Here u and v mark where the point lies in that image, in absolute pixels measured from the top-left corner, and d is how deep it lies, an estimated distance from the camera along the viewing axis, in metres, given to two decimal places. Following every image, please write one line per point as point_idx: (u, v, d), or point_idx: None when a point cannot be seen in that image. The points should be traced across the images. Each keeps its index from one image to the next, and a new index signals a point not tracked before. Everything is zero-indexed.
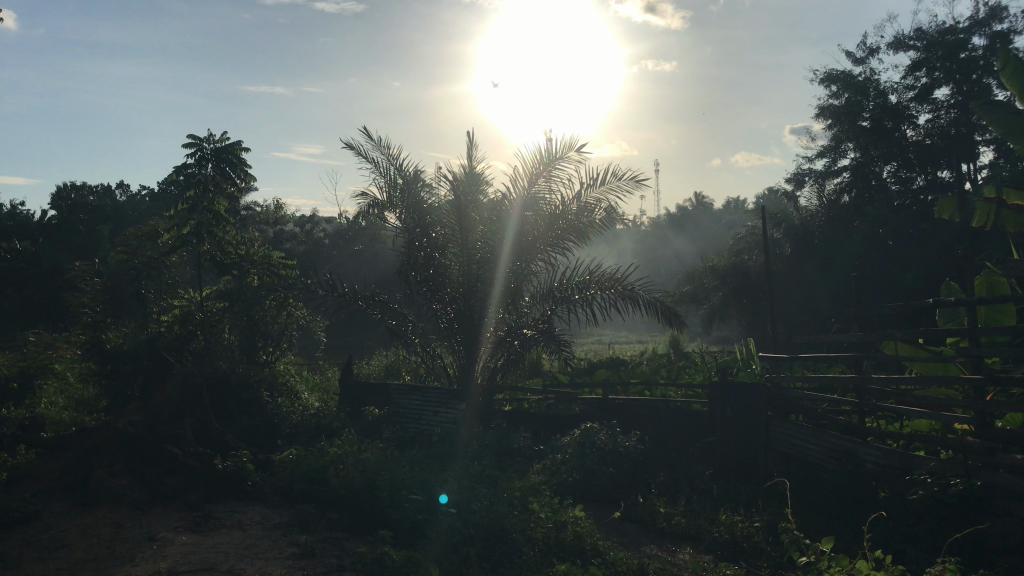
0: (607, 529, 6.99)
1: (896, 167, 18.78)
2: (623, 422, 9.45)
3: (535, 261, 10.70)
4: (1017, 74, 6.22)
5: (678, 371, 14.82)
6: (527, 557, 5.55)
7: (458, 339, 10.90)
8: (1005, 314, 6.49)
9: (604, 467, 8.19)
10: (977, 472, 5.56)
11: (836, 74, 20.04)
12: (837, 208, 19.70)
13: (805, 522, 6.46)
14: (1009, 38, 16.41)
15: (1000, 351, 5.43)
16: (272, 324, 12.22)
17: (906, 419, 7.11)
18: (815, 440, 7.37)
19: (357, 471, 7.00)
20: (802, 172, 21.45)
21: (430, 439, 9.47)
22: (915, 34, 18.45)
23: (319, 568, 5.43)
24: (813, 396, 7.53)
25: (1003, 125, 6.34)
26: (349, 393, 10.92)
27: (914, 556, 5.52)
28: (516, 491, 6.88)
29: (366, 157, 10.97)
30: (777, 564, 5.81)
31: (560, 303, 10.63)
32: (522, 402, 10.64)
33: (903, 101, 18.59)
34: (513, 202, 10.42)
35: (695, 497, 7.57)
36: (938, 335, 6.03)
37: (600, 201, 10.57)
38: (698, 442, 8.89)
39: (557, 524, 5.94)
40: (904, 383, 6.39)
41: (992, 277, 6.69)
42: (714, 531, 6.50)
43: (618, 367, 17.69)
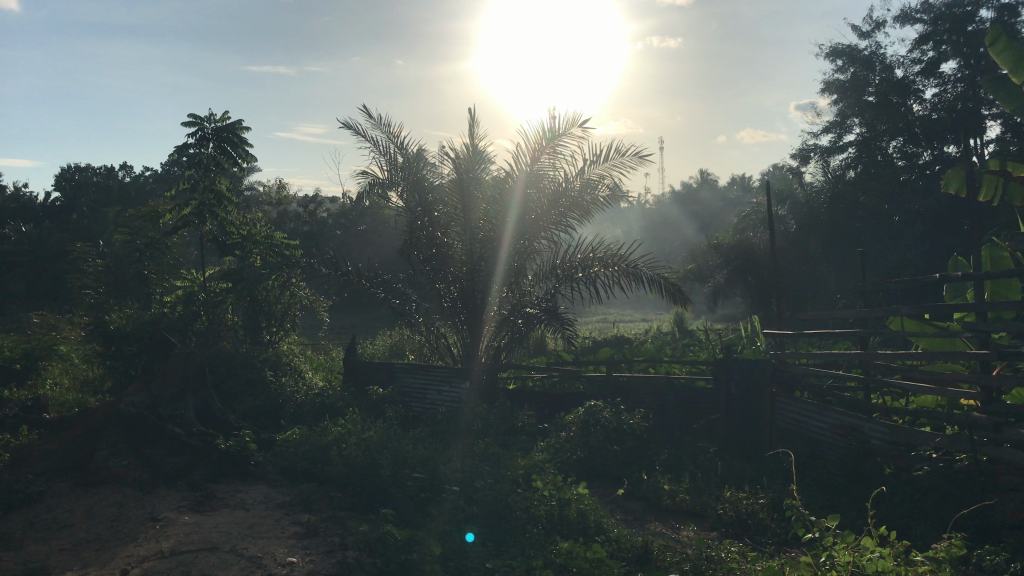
0: (611, 506, 6.96)
1: (901, 142, 18.37)
2: (628, 400, 9.43)
3: (538, 239, 10.67)
4: (1005, 51, 5.83)
5: (683, 348, 14.80)
6: (528, 534, 5.54)
7: (461, 318, 10.89)
8: (1010, 288, 6.41)
9: (608, 445, 8.19)
10: (982, 448, 5.57)
11: (841, 48, 19.86)
12: (841, 184, 19.34)
13: (809, 500, 6.44)
14: (1017, 10, 16.18)
15: (1007, 326, 5.40)
16: (276, 304, 12.21)
17: (911, 396, 7.10)
18: (818, 417, 7.33)
19: (359, 451, 6.98)
20: (807, 148, 21.29)
21: (434, 419, 9.48)
22: (922, 7, 18.19)
23: (322, 547, 5.42)
24: (817, 373, 7.51)
25: (1006, 97, 6.22)
26: (353, 372, 10.94)
27: (918, 533, 5.51)
28: (520, 469, 6.87)
29: (366, 136, 10.91)
30: (782, 542, 5.79)
31: (564, 281, 10.54)
32: (527, 381, 10.64)
33: (910, 75, 18.34)
34: (516, 179, 10.37)
35: (698, 474, 7.55)
36: (943, 311, 5.98)
37: (602, 178, 10.49)
38: (703, 419, 8.87)
39: (561, 502, 5.91)
40: (909, 358, 6.39)
41: (996, 252, 6.62)
42: (717, 508, 6.48)
43: (622, 345, 17.66)
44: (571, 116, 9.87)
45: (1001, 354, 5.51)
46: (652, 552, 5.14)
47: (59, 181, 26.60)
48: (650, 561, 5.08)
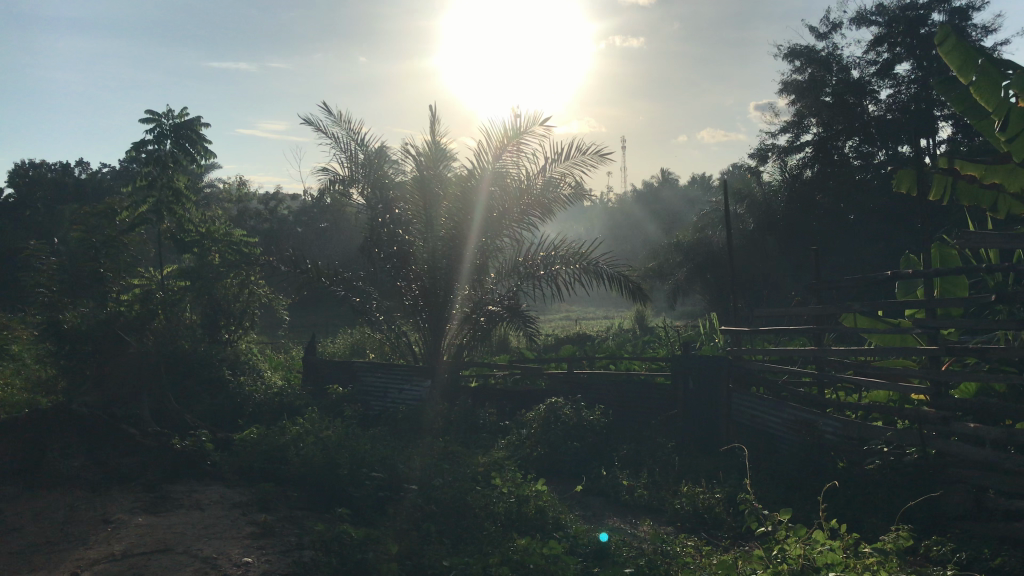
0: (570, 502, 6.99)
1: (857, 142, 18.52)
2: (588, 397, 9.49)
3: (500, 236, 10.67)
4: (952, 50, 5.75)
5: (643, 345, 14.90)
6: (486, 531, 5.56)
7: (422, 316, 10.83)
8: (958, 285, 6.55)
9: (567, 441, 8.23)
10: (931, 441, 5.71)
11: (798, 49, 20.14)
12: (799, 183, 19.67)
13: (764, 493, 6.54)
14: (969, 14, 16.53)
15: (954, 323, 5.54)
16: (234, 302, 12.08)
17: (864, 391, 7.23)
18: (773, 413, 7.44)
19: (317, 450, 6.94)
20: (765, 148, 21.57)
21: (394, 418, 9.45)
22: (877, 9, 18.49)
23: (279, 546, 5.38)
24: (772, 368, 7.63)
25: (956, 100, 6.31)
26: (313, 370, 10.88)
27: (869, 525, 5.62)
28: (480, 466, 6.88)
29: (326, 133, 10.86)
30: (737, 535, 5.87)
31: (525, 277, 10.62)
32: (489, 378, 10.64)
33: (865, 76, 18.62)
34: (478, 176, 10.37)
35: (657, 469, 7.62)
36: (893, 308, 6.11)
37: (564, 176, 10.52)
38: (661, 415, 8.95)
39: (519, 499, 5.92)
40: (862, 355, 6.51)
41: (945, 250, 6.76)
42: (675, 502, 6.55)
43: (583, 342, 17.74)
44: (533, 115, 9.89)
45: (950, 351, 5.62)
46: (610, 547, 5.18)
47: (11, 177, 26.04)
48: (607, 556, 5.10)
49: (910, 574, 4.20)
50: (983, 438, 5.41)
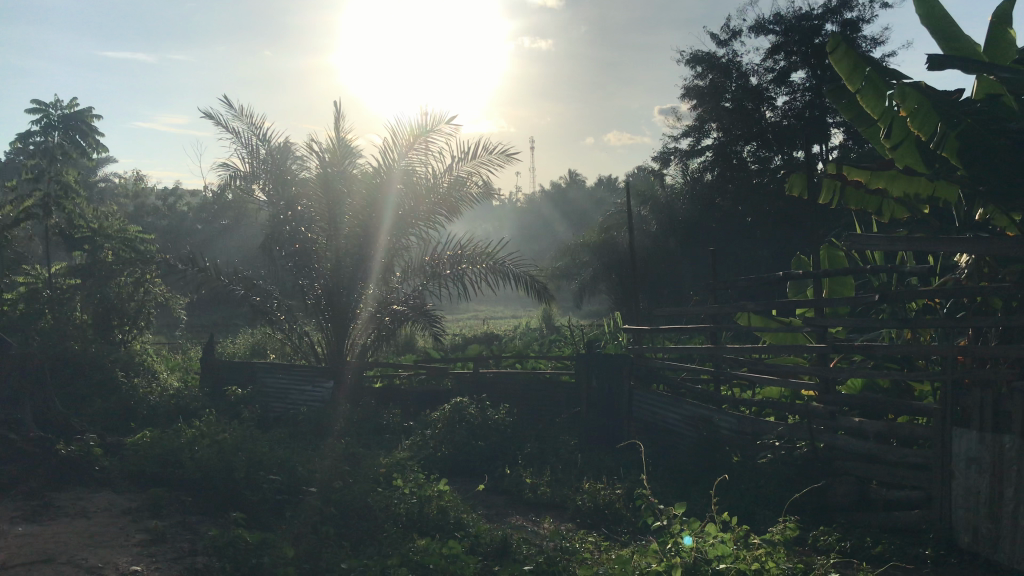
0: (474, 501, 7.00)
1: (755, 147, 18.91)
2: (492, 396, 9.51)
3: (406, 235, 10.58)
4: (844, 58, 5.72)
5: (549, 344, 15.02)
6: (386, 533, 5.50)
7: (325, 316, 10.64)
8: (845, 286, 6.77)
9: (472, 441, 8.23)
10: (820, 435, 5.96)
11: (700, 55, 20.63)
12: (700, 185, 20.18)
13: (663, 488, 6.68)
14: (859, 25, 17.26)
15: (841, 322, 5.77)
16: (128, 301, 11.64)
17: (758, 387, 7.47)
18: (672, 409, 7.61)
19: (213, 453, 6.74)
20: (668, 151, 22.04)
21: (296, 420, 9.27)
22: (774, 18, 19.08)
23: (169, 554, 5.20)
24: (672, 366, 7.81)
25: (847, 107, 6.46)
26: (211, 371, 10.59)
27: (761, 517, 5.81)
28: (382, 468, 6.80)
29: (226, 127, 10.56)
30: (636, 530, 5.97)
31: (431, 277, 10.60)
32: (394, 379, 10.54)
33: (763, 83, 19.20)
34: (383, 175, 10.20)
35: (559, 467, 7.69)
36: (786, 307, 6.33)
37: (471, 176, 10.51)
38: (565, 413, 9.03)
39: (420, 500, 5.88)
40: (756, 353, 6.72)
41: (834, 251, 6.98)
42: (577, 499, 6.62)
43: (490, 342, 17.78)
44: (441, 113, 9.85)
45: (837, 348, 5.87)
46: (511, 545, 5.19)
47: None
48: (508, 554, 5.12)
49: (796, 565, 4.36)
50: (867, 433, 5.67)
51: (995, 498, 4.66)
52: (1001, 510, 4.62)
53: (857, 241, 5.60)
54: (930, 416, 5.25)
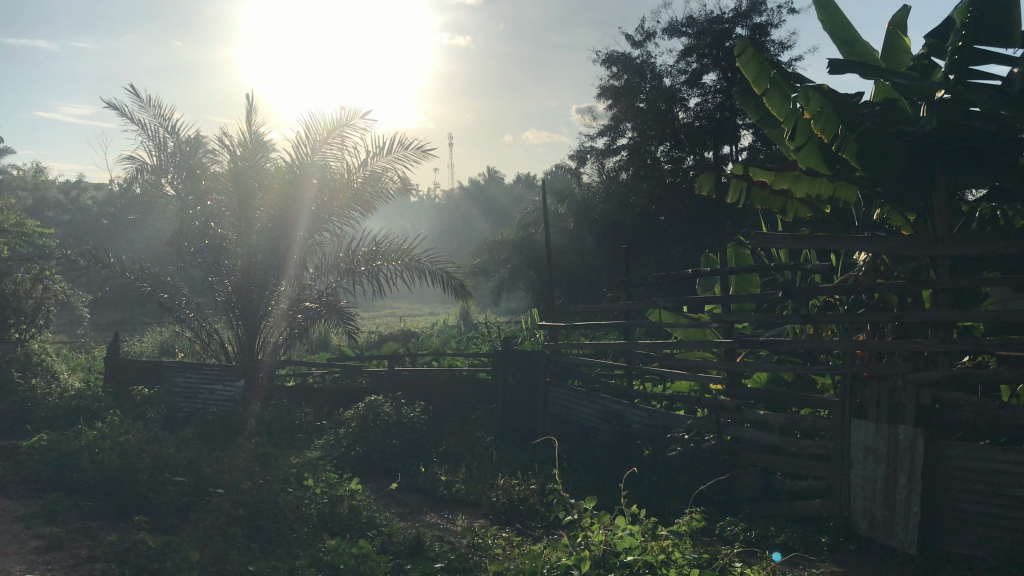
0: (387, 500, 6.94)
1: (668, 147, 19.23)
2: (408, 393, 9.45)
3: (320, 232, 10.43)
4: (751, 61, 5.84)
5: (467, 341, 15.00)
6: (297, 534, 5.40)
7: (236, 315, 10.42)
8: (751, 282, 6.96)
9: (386, 439, 8.17)
10: (727, 428, 6.13)
11: (615, 56, 20.92)
12: (616, 184, 20.48)
13: (576, 482, 6.75)
14: (768, 29, 17.74)
15: (747, 318, 5.94)
16: (26, 299, 11.15)
17: (669, 382, 7.64)
18: (586, 405, 7.70)
19: (115, 456, 6.51)
20: (584, 150, 22.30)
21: (204, 420, 9.04)
22: (686, 21, 19.48)
23: (66, 561, 5.00)
24: (586, 362, 7.91)
25: (754, 109, 6.65)
26: (116, 371, 10.27)
27: (670, 509, 5.92)
28: (293, 468, 6.68)
29: (132, 119, 10.22)
30: (549, 525, 6.01)
31: (345, 274, 10.47)
32: (307, 377, 10.39)
33: (676, 84, 19.57)
34: (297, 170, 10.01)
35: (474, 464, 7.69)
36: (696, 303, 6.48)
37: (387, 172, 10.41)
38: (480, 410, 9.04)
39: (332, 499, 5.79)
40: (667, 349, 6.86)
41: (741, 250, 7.17)
42: (491, 496, 6.63)
43: (406, 340, 17.67)
44: (355, 108, 9.72)
45: (742, 344, 6.04)
46: (424, 543, 5.16)
47: None
48: (421, 552, 5.09)
49: (701, 554, 4.46)
50: (771, 426, 5.85)
51: (889, 485, 4.87)
52: (895, 498, 4.83)
53: (762, 240, 5.77)
54: (830, 409, 5.45)
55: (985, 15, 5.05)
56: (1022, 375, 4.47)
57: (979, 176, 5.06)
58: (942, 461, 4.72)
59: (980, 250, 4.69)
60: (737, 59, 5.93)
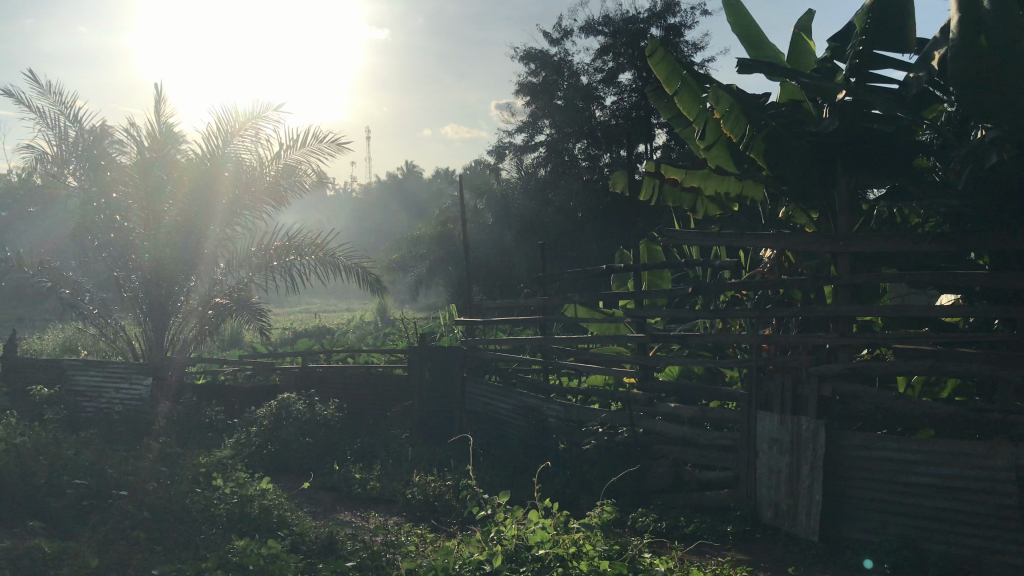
0: (300, 499, 6.83)
1: (585, 145, 19.56)
2: (322, 390, 9.31)
3: (232, 225, 10.17)
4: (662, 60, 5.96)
5: (384, 337, 14.88)
6: (205, 536, 5.26)
7: (143, 310, 10.08)
8: (663, 279, 7.10)
9: (300, 437, 8.04)
10: (640, 421, 6.25)
11: (534, 52, 21.00)
12: (534, 180, 20.61)
13: (492, 476, 6.77)
14: (681, 30, 18.08)
15: (659, 313, 6.06)
16: None
17: (584, 376, 7.73)
18: (503, 400, 7.73)
19: (10, 458, 6.23)
20: (503, 145, 22.37)
21: (108, 420, 8.73)
22: (603, 20, 19.70)
23: None
24: (503, 357, 7.94)
25: (666, 108, 6.77)
26: (14, 371, 9.89)
27: (584, 501, 5.99)
28: (201, 468, 6.51)
29: (30, 107, 9.81)
30: (464, 520, 6.01)
31: (258, 269, 10.24)
32: (218, 375, 10.18)
33: (593, 82, 19.76)
34: (209, 162, 9.71)
35: (390, 460, 7.63)
36: (610, 299, 6.57)
37: (301, 164, 10.21)
38: (396, 407, 8.98)
39: (242, 500, 5.66)
40: (582, 344, 6.93)
41: (653, 247, 7.30)
42: (406, 492, 6.59)
43: (321, 336, 17.43)
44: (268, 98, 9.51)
45: (654, 338, 6.16)
46: (336, 542, 5.10)
47: None
48: (334, 551, 5.03)
49: (612, 546, 4.52)
50: (682, 418, 5.98)
51: (793, 475, 5.04)
52: (798, 486, 5.00)
53: (673, 237, 5.89)
54: (737, 401, 5.60)
55: (883, 22, 5.27)
56: (915, 367, 4.68)
57: (876, 177, 5.28)
58: (842, 450, 4.90)
59: (877, 247, 4.89)
60: (648, 57, 6.05)
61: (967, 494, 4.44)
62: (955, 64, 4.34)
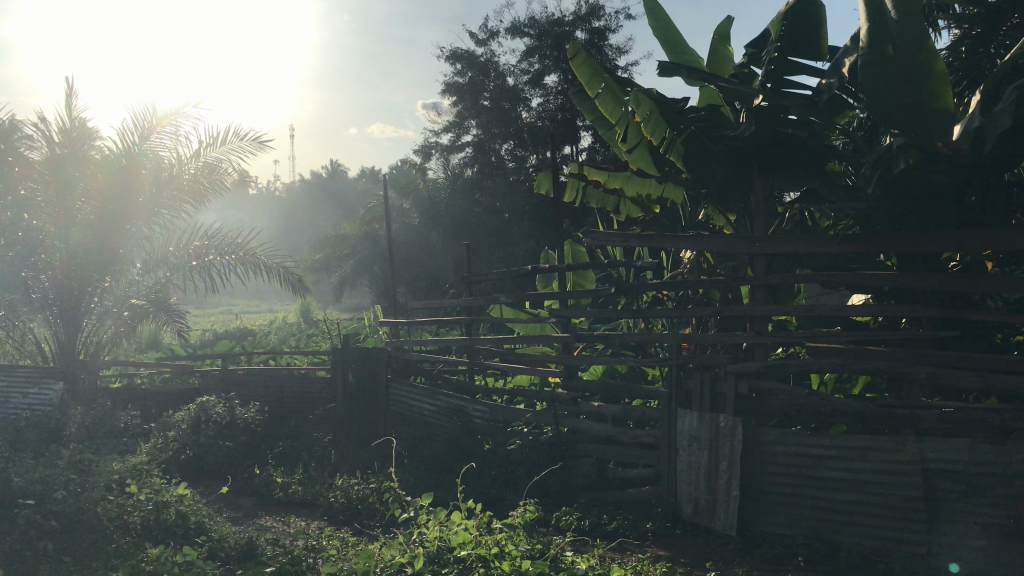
0: (219, 505, 6.67)
1: (512, 146, 19.81)
2: (243, 393, 9.18)
3: (150, 225, 9.87)
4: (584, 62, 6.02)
5: (307, 338, 14.66)
6: (117, 545, 5.09)
7: (53, 313, 9.65)
8: (587, 280, 7.16)
9: (219, 441, 7.85)
10: (564, 420, 6.30)
11: (460, 52, 20.92)
12: (460, 181, 20.58)
13: (416, 478, 6.73)
14: (605, 34, 18.23)
15: (583, 313, 6.13)
16: None
17: (509, 377, 7.75)
18: (428, 401, 7.69)
19: None
20: (429, 145, 22.26)
21: (14, 427, 8.38)
22: (528, 22, 19.76)
23: None
24: (428, 358, 7.91)
25: (590, 110, 6.83)
26: None
27: (508, 501, 6.00)
28: (113, 476, 6.29)
29: None
30: (387, 523, 5.96)
31: (176, 269, 10.11)
32: (134, 378, 9.95)
33: (519, 84, 19.77)
34: (125, 160, 9.40)
35: (312, 464, 7.51)
36: (535, 299, 6.60)
37: (221, 162, 10.00)
38: (319, 409, 8.85)
39: (157, 507, 5.49)
40: (507, 344, 6.95)
41: (577, 248, 7.36)
42: (329, 496, 6.50)
43: (242, 337, 17.09)
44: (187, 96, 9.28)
45: (578, 338, 6.22)
46: (256, 548, 4.99)
47: None
48: (253, 557, 4.92)
49: (534, 547, 4.53)
50: (605, 417, 6.05)
51: (712, 471, 5.15)
52: (717, 482, 5.11)
53: (597, 238, 5.96)
54: (659, 399, 5.70)
55: (796, 29, 5.42)
56: (827, 364, 4.83)
57: (792, 180, 5.42)
58: (759, 446, 5.03)
59: (792, 249, 5.03)
60: (571, 60, 6.10)
61: (876, 487, 4.60)
62: (864, 71, 4.52)
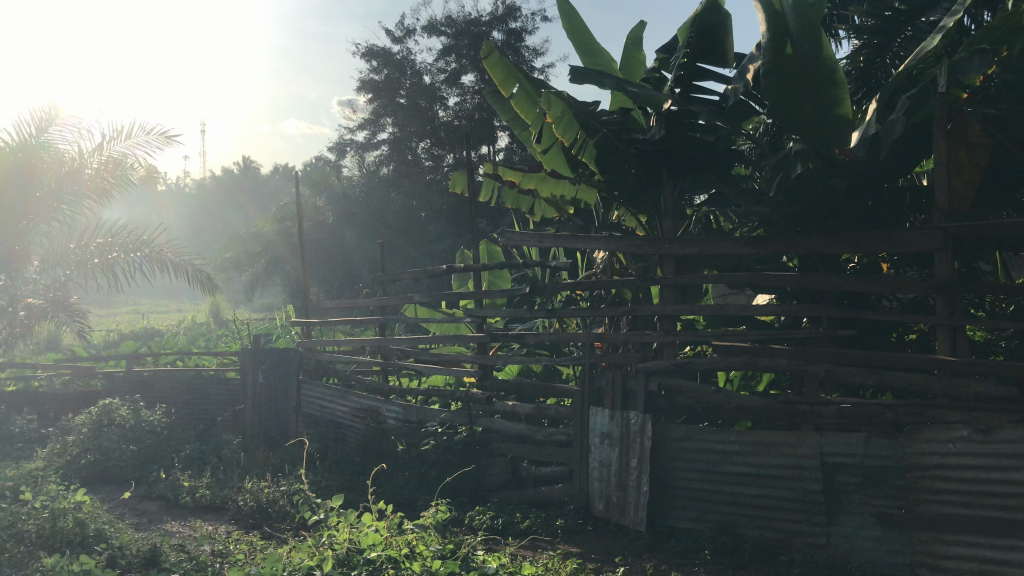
0: (121, 511, 6.46)
1: (428, 144, 19.44)
2: (150, 394, 9.00)
3: (48, 221, 9.46)
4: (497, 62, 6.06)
5: (217, 339, 14.30)
6: (9, 554, 4.87)
7: None
8: (502, 280, 7.18)
9: (122, 445, 7.59)
10: (478, 419, 6.30)
11: (375, 49, 20.73)
12: (375, 179, 20.37)
13: (328, 480, 6.64)
14: (521, 35, 18.34)
15: (497, 312, 6.15)
16: None
17: (424, 377, 7.71)
18: (341, 402, 7.59)
19: None
20: (343, 142, 21.97)
21: None
22: (445, 21, 19.72)
23: None
24: (341, 359, 7.80)
25: (504, 111, 6.86)
26: None
27: (422, 501, 5.98)
28: (7, 483, 6.02)
29: None
30: (298, 526, 5.86)
31: (77, 268, 9.58)
32: (30, 381, 9.62)
33: (436, 82, 19.66)
34: (20, 152, 9.00)
35: (220, 467, 7.33)
36: (450, 298, 6.59)
37: (126, 157, 9.64)
38: (228, 412, 8.63)
39: (53, 513, 5.28)
40: (421, 344, 6.92)
41: (492, 248, 7.37)
42: (237, 499, 6.35)
43: (149, 338, 16.59)
44: None
45: (493, 338, 6.24)
46: (159, 553, 4.85)
47: None
48: (157, 563, 4.78)
49: (445, 545, 4.53)
50: (519, 416, 6.08)
51: (622, 468, 5.24)
52: (627, 479, 5.20)
53: (511, 238, 5.99)
54: (572, 398, 5.76)
55: (704, 36, 5.55)
56: (733, 362, 4.97)
57: (700, 183, 5.55)
58: (668, 443, 5.14)
59: (699, 250, 5.15)
60: (485, 60, 6.12)
61: (778, 481, 4.74)
62: (766, 79, 4.67)
